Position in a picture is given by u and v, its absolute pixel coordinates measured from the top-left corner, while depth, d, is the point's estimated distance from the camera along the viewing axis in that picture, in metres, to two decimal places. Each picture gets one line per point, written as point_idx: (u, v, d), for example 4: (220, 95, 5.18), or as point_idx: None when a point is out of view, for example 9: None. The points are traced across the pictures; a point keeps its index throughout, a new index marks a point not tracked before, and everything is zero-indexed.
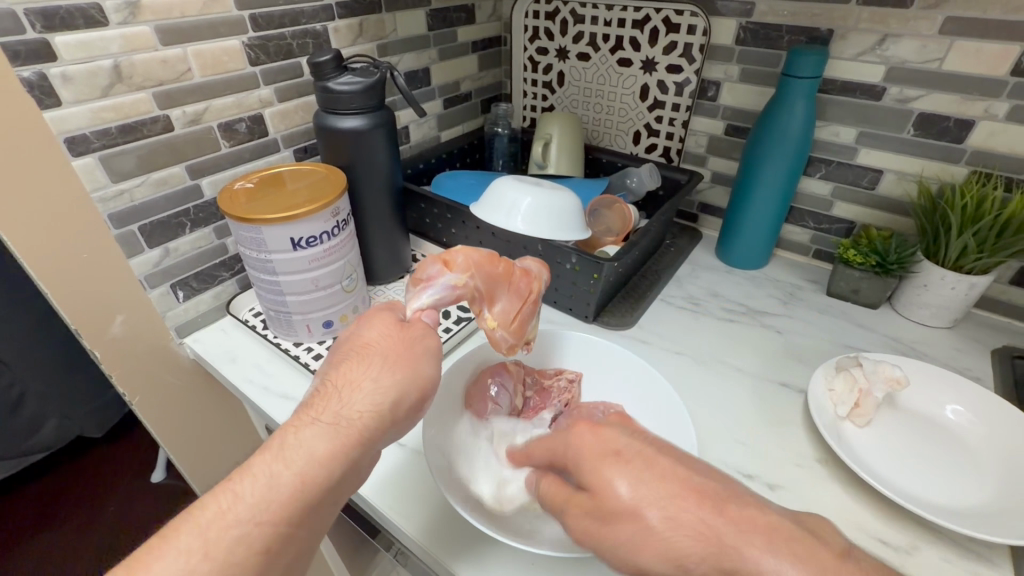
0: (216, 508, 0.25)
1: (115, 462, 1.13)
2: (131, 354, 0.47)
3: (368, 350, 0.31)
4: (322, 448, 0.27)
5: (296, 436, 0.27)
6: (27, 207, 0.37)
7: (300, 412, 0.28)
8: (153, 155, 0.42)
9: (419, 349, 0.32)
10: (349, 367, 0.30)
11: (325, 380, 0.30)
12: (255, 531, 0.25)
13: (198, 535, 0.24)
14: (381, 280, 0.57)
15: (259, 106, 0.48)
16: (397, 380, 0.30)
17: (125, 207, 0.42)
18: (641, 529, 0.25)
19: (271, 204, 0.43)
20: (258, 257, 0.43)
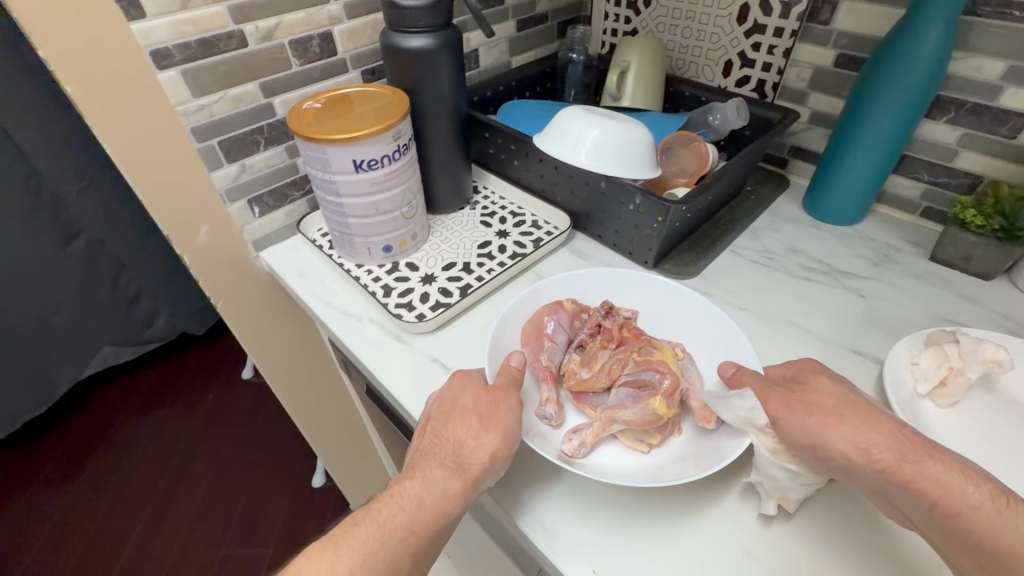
0: (381, 517, 0.30)
1: (215, 357, 1.29)
2: (216, 262, 0.51)
3: (470, 407, 0.34)
4: (451, 487, 0.31)
5: (429, 475, 0.31)
6: (119, 120, 0.40)
7: (427, 455, 0.33)
8: (231, 71, 0.44)
9: (506, 404, 0.34)
10: (454, 423, 0.34)
11: (437, 433, 0.34)
12: (412, 538, 0.29)
13: (372, 534, 0.29)
14: (442, 210, 0.58)
15: (328, 23, 0.48)
16: (501, 433, 0.33)
17: (205, 121, 0.44)
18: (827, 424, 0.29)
19: (337, 125, 0.44)
20: (324, 176, 0.45)
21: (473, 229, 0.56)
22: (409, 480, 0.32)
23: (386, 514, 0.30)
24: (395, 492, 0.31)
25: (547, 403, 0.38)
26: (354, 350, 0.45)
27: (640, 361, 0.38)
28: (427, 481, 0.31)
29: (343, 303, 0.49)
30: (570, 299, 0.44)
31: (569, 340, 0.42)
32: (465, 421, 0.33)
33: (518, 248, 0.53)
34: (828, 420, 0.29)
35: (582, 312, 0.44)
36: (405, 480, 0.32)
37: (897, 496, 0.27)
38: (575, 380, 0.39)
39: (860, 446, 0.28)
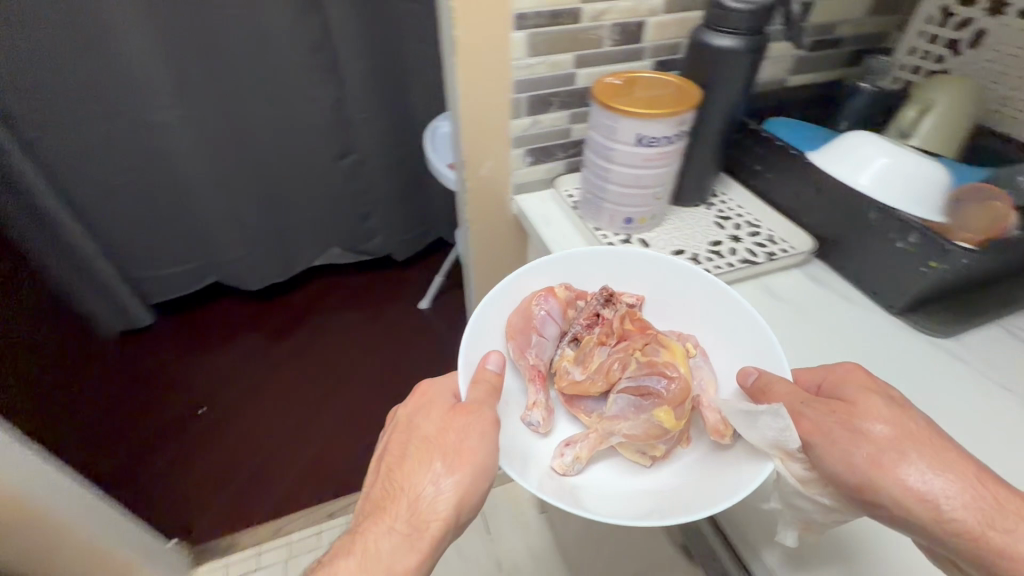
0: None
1: (404, 280, 1.51)
2: (484, 192, 0.61)
3: (427, 446, 0.37)
4: (396, 560, 0.34)
5: (377, 545, 0.34)
6: (476, 54, 0.50)
7: (375, 517, 0.35)
8: (559, 41, 0.52)
9: (472, 436, 0.37)
10: (408, 470, 0.36)
11: (387, 487, 0.36)
12: None
13: None
14: (681, 202, 0.61)
15: (645, 15, 0.54)
16: (459, 479, 0.35)
17: (527, 78, 0.53)
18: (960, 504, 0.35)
19: (633, 101, 0.50)
20: (605, 143, 0.51)
21: (707, 227, 0.58)
22: (366, 538, 0.35)
23: None
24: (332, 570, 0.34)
25: (536, 405, 0.50)
26: None
27: (641, 369, 0.48)
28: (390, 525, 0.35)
29: (579, 259, 0.55)
30: (562, 287, 0.55)
31: (556, 333, 0.53)
32: (420, 466, 0.36)
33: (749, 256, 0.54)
34: (898, 463, 0.37)
35: (569, 303, 0.55)
36: (348, 552, 0.34)
37: None
38: (569, 379, 0.51)
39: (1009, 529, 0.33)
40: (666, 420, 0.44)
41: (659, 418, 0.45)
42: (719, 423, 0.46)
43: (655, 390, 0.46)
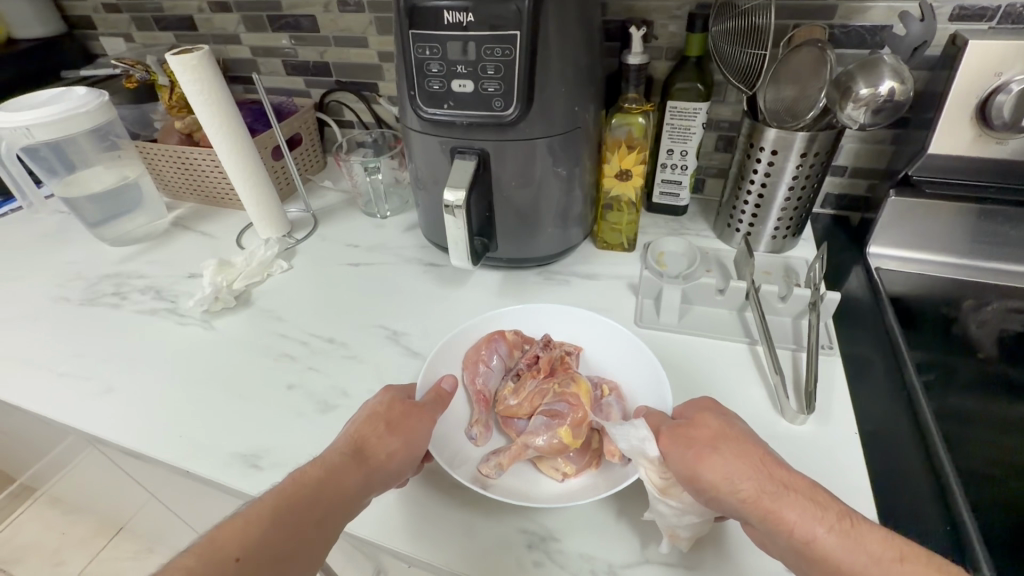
0: (293, 488, 0.51)
1: (805, 509, 0.45)
2: (883, 273, 0.85)
3: (387, 409, 0.59)
4: (352, 471, 0.53)
5: (339, 460, 0.54)
6: (920, 94, 0.79)
7: (340, 446, 0.56)
8: (855, 138, 0.89)
9: (423, 414, 0.60)
10: (366, 423, 0.58)
11: (351, 432, 0.57)
12: (314, 507, 0.50)
13: (291, 491, 0.50)
14: (901, 269, 0.86)
15: (927, 59, 0.77)
16: (405, 435, 0.57)
17: (860, 157, 0.91)
18: (804, 510, 0.45)
19: (870, 166, 0.91)
20: (901, 157, 0.83)
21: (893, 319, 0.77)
22: (326, 458, 0.54)
23: (305, 480, 0.52)
24: (301, 475, 0.52)
25: (474, 428, 0.64)
26: (740, 385, 0.69)
27: (556, 396, 0.60)
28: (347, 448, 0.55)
29: (565, 314, 0.74)
30: (513, 333, 0.71)
31: (502, 365, 0.68)
32: (376, 420, 0.58)
33: (942, 378, 0.69)
34: (704, 456, 0.49)
35: (518, 344, 0.71)
36: (314, 467, 0.53)
37: (768, 531, 0.46)
38: (505, 406, 0.63)
39: (731, 477, 0.47)
40: (567, 436, 0.56)
41: (563, 433, 0.57)
42: (611, 444, 0.57)
43: (563, 412, 0.58)
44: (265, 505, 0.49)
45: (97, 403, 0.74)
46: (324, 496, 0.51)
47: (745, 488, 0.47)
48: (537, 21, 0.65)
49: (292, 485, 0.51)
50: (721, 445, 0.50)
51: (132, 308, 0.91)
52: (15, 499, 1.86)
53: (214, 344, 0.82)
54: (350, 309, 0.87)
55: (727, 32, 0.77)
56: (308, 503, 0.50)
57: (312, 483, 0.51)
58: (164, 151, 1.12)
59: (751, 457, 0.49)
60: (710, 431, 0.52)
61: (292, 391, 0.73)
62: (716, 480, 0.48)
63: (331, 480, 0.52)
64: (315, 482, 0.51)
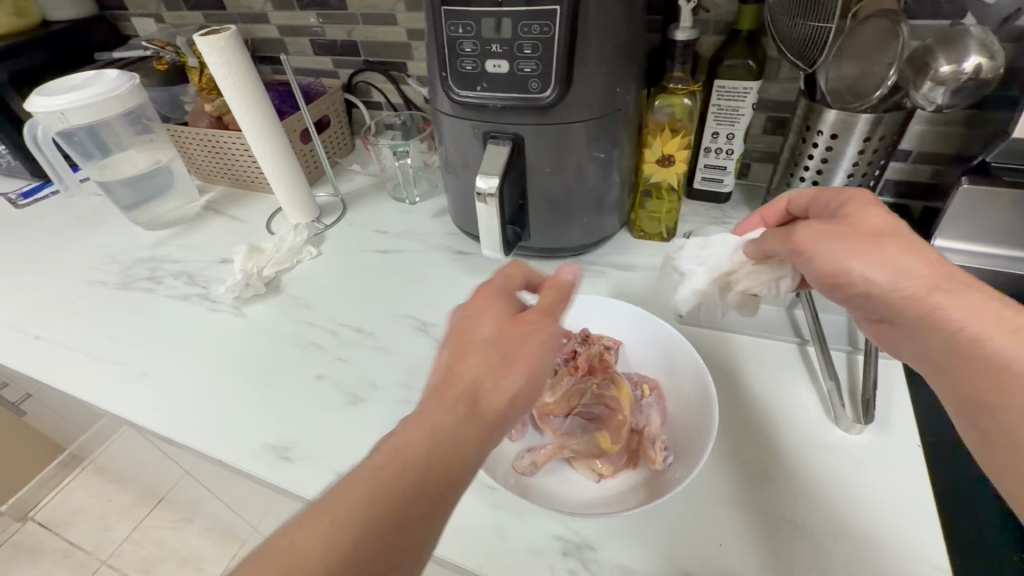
0: (404, 446, 0.42)
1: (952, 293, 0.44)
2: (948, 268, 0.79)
3: (490, 342, 0.48)
4: (467, 425, 0.44)
5: (450, 411, 0.44)
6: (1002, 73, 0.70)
7: (446, 393, 0.45)
8: (922, 121, 0.81)
9: (536, 342, 0.48)
10: (471, 360, 0.47)
11: (455, 370, 0.47)
12: (434, 467, 0.42)
13: (403, 449, 0.42)
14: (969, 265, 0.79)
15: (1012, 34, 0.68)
16: (523, 369, 0.47)
17: (926, 142, 0.83)
18: (954, 297, 0.44)
19: (940, 152, 0.83)
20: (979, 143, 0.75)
21: None
22: (434, 408, 0.44)
23: (416, 433, 0.43)
24: (409, 427, 0.43)
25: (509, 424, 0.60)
26: (791, 387, 0.65)
27: (594, 398, 0.57)
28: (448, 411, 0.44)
29: (603, 306, 0.70)
30: None
31: None
32: (485, 356, 0.47)
33: None
34: (850, 252, 0.48)
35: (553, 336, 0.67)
36: (422, 418, 0.44)
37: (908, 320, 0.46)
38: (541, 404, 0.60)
39: (876, 270, 0.47)
40: (604, 442, 0.54)
41: (600, 438, 0.55)
42: (652, 451, 0.54)
43: (600, 417, 0.55)
44: (382, 463, 0.41)
45: (132, 388, 0.75)
46: (430, 476, 0.41)
47: (893, 279, 0.46)
48: None
49: (403, 442, 0.42)
50: (872, 237, 0.48)
51: (165, 293, 0.91)
52: (64, 468, 1.97)
53: (244, 332, 0.82)
54: (378, 298, 0.85)
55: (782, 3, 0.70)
56: (415, 486, 0.41)
57: (417, 453, 0.42)
58: (193, 134, 1.11)
59: (905, 249, 0.47)
60: (871, 227, 0.49)
61: (321, 382, 0.72)
62: (858, 275, 0.48)
63: (438, 458, 0.42)
64: (421, 464, 0.41)
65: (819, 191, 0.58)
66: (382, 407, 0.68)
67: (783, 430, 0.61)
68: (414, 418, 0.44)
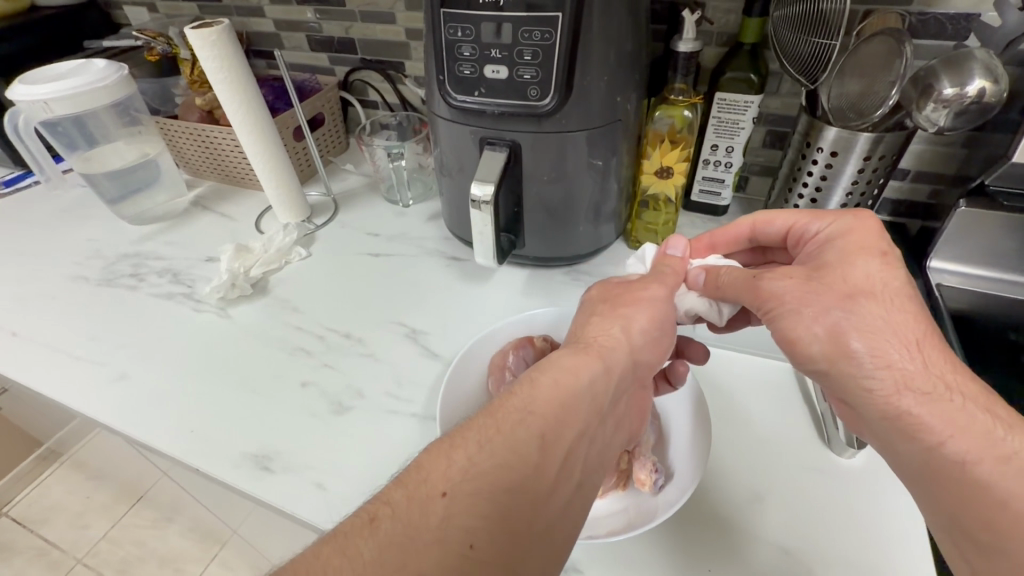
0: (500, 436, 0.43)
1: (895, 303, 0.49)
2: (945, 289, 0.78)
3: (581, 353, 0.50)
4: (558, 422, 0.45)
5: (541, 407, 0.45)
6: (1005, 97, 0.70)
7: (539, 391, 0.46)
8: (925, 141, 0.81)
9: (617, 356, 0.52)
10: (564, 367, 0.48)
11: (541, 376, 0.48)
12: (522, 461, 0.42)
13: (498, 439, 0.43)
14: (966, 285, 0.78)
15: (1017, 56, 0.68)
16: (603, 381, 0.49)
17: (925, 161, 0.83)
18: (906, 307, 0.49)
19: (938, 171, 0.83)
20: (981, 166, 0.74)
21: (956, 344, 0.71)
22: (529, 405, 0.45)
23: (510, 428, 0.43)
24: (504, 422, 0.44)
25: None
26: (783, 407, 0.64)
27: None
28: (560, 402, 0.46)
29: None
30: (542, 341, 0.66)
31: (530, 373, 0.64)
32: (572, 365, 0.49)
33: None
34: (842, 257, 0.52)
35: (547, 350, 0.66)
36: (516, 413, 0.45)
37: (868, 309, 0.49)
38: None
39: (861, 271, 0.50)
40: None
41: None
42: (643, 473, 0.53)
43: None
44: (477, 448, 0.42)
45: (110, 390, 0.73)
46: (552, 465, 0.44)
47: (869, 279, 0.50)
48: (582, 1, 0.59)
49: (498, 433, 0.43)
50: (866, 250, 0.51)
51: (149, 290, 0.89)
52: (43, 462, 1.94)
53: (228, 334, 0.80)
54: (368, 303, 0.84)
55: (787, 17, 0.70)
56: (535, 476, 0.43)
57: (514, 445, 0.43)
58: (183, 128, 1.09)
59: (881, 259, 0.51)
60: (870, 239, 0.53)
61: (306, 389, 0.71)
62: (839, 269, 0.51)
63: (552, 445, 0.44)
64: (536, 453, 0.43)
65: (802, 215, 0.60)
66: (368, 417, 0.67)
67: (776, 452, 0.60)
68: (506, 413, 0.45)
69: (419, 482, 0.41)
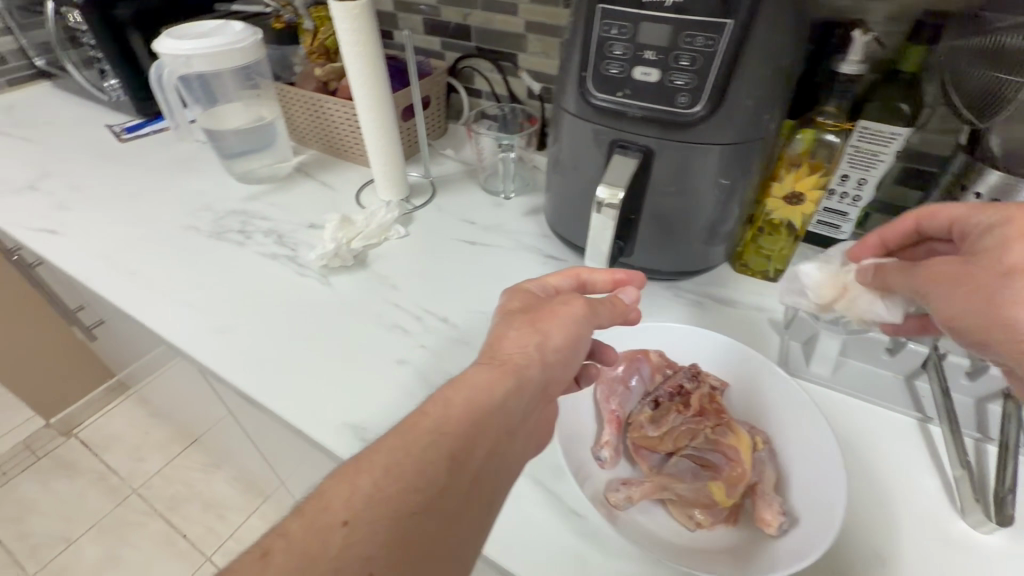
0: (402, 453, 0.42)
1: None
2: None
3: (497, 363, 0.49)
4: (466, 428, 0.44)
5: (449, 418, 0.45)
6: None
7: (446, 404, 0.46)
8: None
9: (535, 367, 0.50)
10: (475, 380, 0.48)
11: (453, 388, 0.47)
12: (433, 470, 0.42)
13: (401, 459, 0.42)
14: None
15: None
16: (515, 392, 0.48)
17: None
18: None
19: None
20: None
21: None
22: (436, 419, 0.44)
23: (416, 445, 0.43)
24: (406, 437, 0.43)
25: (606, 448, 0.57)
26: (909, 467, 0.59)
27: (709, 443, 0.53)
28: (470, 419, 0.45)
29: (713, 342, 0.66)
30: (657, 353, 0.62)
31: (644, 388, 0.61)
32: (483, 377, 0.48)
33: None
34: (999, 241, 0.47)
35: (661, 365, 0.62)
36: (418, 429, 0.44)
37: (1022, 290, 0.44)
38: (643, 436, 0.56)
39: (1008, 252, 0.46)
40: (718, 493, 0.51)
41: (715, 489, 0.51)
42: (767, 512, 0.50)
43: (716, 465, 0.52)
44: (376, 466, 0.41)
45: (217, 339, 0.75)
46: (464, 478, 0.43)
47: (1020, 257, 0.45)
48: (757, 9, 0.56)
49: (399, 450, 0.42)
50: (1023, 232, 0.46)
51: (255, 248, 0.92)
52: (112, 393, 2.07)
53: (326, 302, 0.81)
54: (462, 291, 0.84)
55: (966, 48, 0.65)
56: (448, 492, 0.42)
57: (417, 463, 0.42)
58: (300, 97, 1.12)
59: None
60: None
61: (404, 368, 0.71)
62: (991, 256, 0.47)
63: (463, 460, 0.43)
64: (447, 467, 0.42)
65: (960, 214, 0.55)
66: None
67: (900, 513, 0.55)
68: (412, 429, 0.44)
69: (316, 512, 0.39)
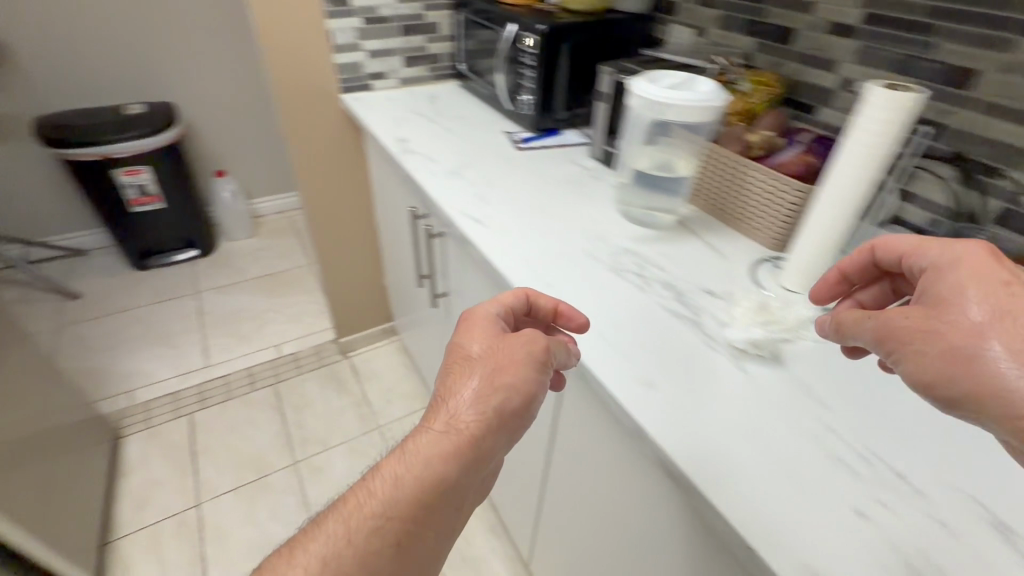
0: (346, 532, 0.59)
1: None
2: None
3: (463, 406, 0.65)
4: (435, 465, 0.62)
5: (389, 487, 0.61)
6: None
7: (395, 468, 0.63)
8: None
9: (486, 437, 0.64)
10: (423, 445, 0.63)
11: (406, 451, 0.64)
12: (387, 526, 0.60)
13: (342, 540, 0.59)
14: None
15: None
16: (469, 449, 0.63)
17: None
18: None
19: None
20: None
21: None
22: (381, 490, 0.61)
23: (361, 520, 0.60)
24: (360, 507, 0.61)
25: None
26: None
27: None
28: (421, 485, 0.61)
29: None
30: None
31: None
32: (432, 440, 0.63)
33: None
34: None
35: None
36: (359, 507, 0.61)
37: None
38: None
39: None
40: None
41: None
42: None
43: None
44: (321, 547, 0.58)
45: (644, 391, 0.74)
46: (403, 551, 0.60)
47: None
48: None
49: (346, 528, 0.59)
50: None
51: (656, 299, 0.91)
52: (384, 334, 2.43)
53: (743, 389, 0.75)
54: (911, 442, 0.69)
55: None
56: (393, 559, 0.60)
57: (364, 542, 0.59)
58: (729, 160, 1.07)
59: None
60: None
61: (866, 521, 0.59)
62: None
63: (406, 541, 0.60)
64: (388, 550, 0.60)
65: None
66: None
67: None
68: (356, 508, 0.61)
69: None
